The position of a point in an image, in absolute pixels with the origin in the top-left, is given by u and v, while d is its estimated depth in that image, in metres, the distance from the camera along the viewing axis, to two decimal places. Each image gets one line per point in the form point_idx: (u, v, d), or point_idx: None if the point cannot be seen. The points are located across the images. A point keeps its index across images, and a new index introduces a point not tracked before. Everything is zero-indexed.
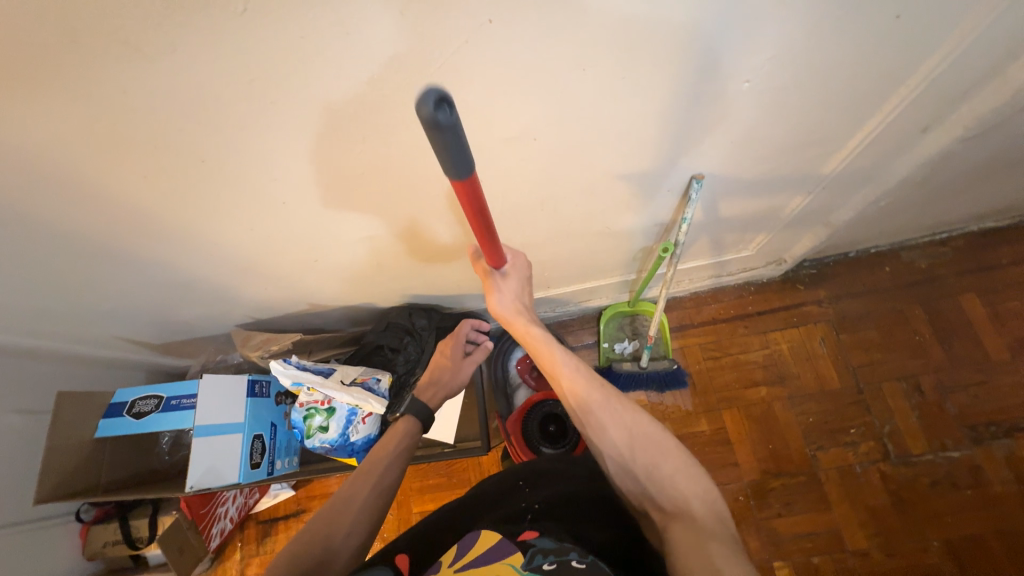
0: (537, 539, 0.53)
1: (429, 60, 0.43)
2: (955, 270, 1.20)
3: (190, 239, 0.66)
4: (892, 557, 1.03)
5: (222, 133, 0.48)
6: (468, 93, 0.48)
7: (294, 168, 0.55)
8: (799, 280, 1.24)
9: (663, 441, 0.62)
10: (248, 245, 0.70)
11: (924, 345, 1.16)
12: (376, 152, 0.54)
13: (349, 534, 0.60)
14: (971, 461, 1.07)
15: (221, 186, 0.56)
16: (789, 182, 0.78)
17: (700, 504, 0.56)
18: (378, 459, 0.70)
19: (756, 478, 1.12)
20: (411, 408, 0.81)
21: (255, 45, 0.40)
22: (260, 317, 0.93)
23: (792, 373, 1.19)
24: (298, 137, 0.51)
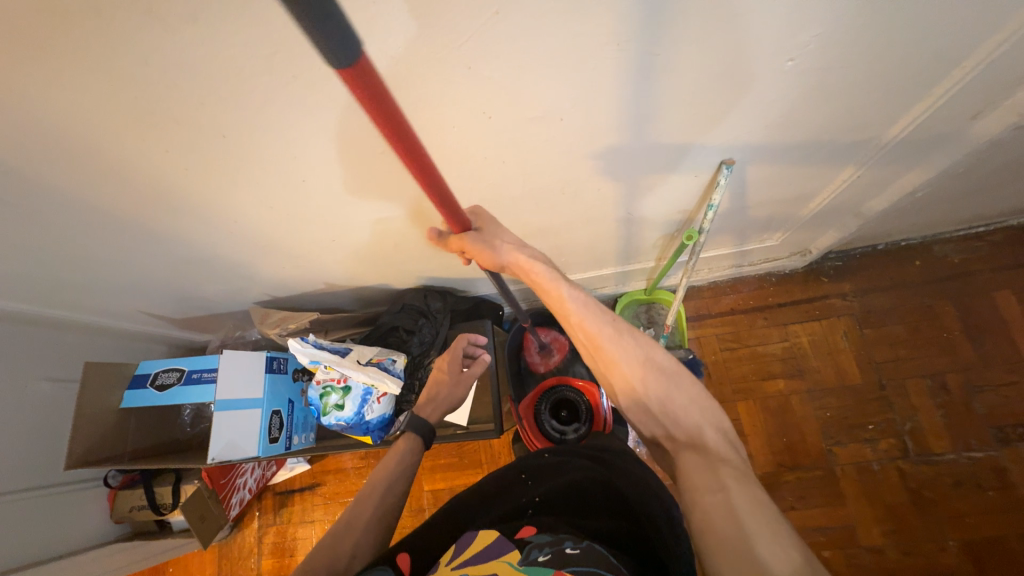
0: (534, 536, 0.54)
1: (456, 33, 0.42)
2: (990, 265, 1.15)
3: (211, 215, 0.66)
4: (908, 555, 1.02)
5: (243, 107, 0.48)
6: (493, 68, 0.46)
7: (315, 144, 0.54)
8: (823, 272, 1.20)
9: (676, 371, 0.58)
10: (268, 222, 0.70)
11: (952, 342, 1.12)
12: None
13: (352, 559, 0.60)
14: (996, 463, 1.04)
15: (242, 162, 0.56)
16: (822, 170, 0.74)
17: (712, 434, 0.55)
18: (378, 476, 0.71)
19: (769, 470, 1.11)
20: (411, 424, 0.80)
21: (278, 15, 0.38)
22: (278, 295, 0.94)
23: (811, 367, 1.16)
24: (319, 112, 0.49)
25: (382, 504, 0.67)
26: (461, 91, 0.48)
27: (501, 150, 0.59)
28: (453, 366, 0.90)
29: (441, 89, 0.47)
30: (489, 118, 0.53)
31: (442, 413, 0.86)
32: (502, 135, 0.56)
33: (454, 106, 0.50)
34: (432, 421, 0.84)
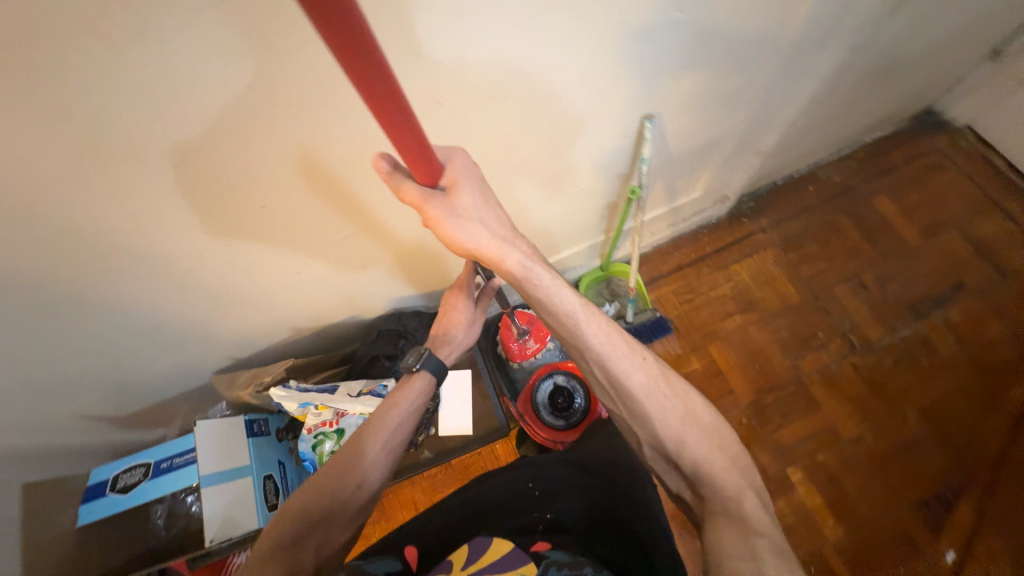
0: (550, 552, 0.63)
1: (402, 21, 0.44)
2: (863, 178, 1.37)
3: (162, 268, 0.61)
4: (881, 435, 1.14)
5: (188, 132, 0.47)
6: (433, 55, 0.49)
7: (270, 160, 0.54)
8: (742, 214, 1.36)
9: (716, 436, 0.62)
10: (222, 267, 0.66)
11: (856, 246, 1.31)
12: (354, 130, 0.54)
13: (359, 489, 0.64)
14: (920, 335, 1.22)
15: (191, 198, 0.54)
16: (723, 112, 0.86)
17: (750, 503, 0.57)
18: (394, 415, 0.72)
19: (753, 398, 1.20)
20: (426, 362, 0.77)
21: (219, 27, 0.39)
22: (241, 355, 0.88)
23: (758, 297, 1.29)
24: (268, 123, 0.49)
25: (390, 439, 0.70)
26: (411, 80, 0.51)
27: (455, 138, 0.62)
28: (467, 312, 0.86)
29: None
30: (440, 104, 0.56)
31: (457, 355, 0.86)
32: (455, 122, 0.59)
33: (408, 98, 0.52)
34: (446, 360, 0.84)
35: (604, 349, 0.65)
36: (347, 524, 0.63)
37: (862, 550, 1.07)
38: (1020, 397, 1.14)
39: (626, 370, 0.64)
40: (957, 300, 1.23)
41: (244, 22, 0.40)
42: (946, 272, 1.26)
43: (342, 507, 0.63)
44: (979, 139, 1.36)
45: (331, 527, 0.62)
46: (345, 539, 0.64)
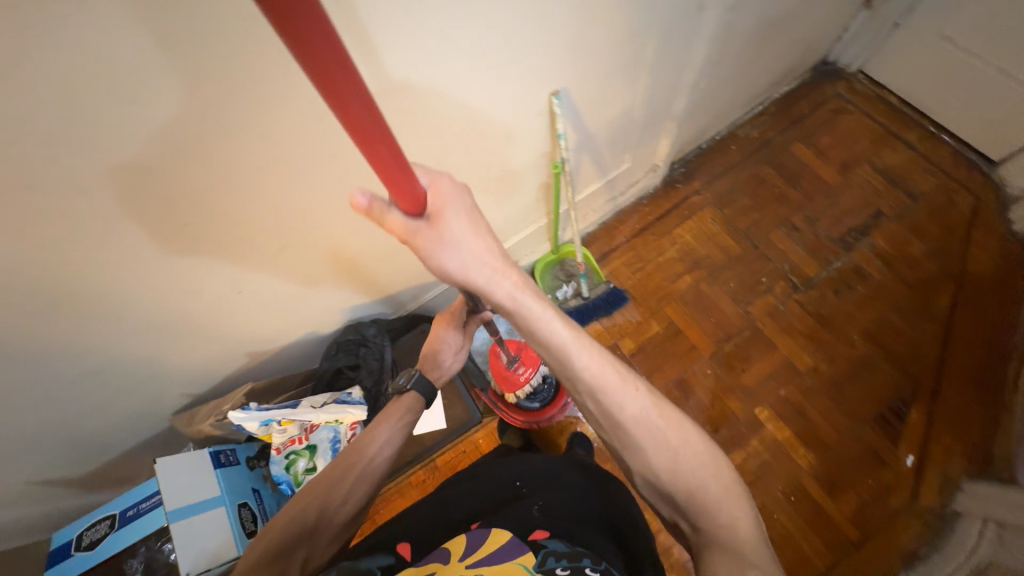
0: (548, 540, 0.59)
1: None
2: (778, 130, 1.46)
3: (92, 305, 0.61)
4: (834, 361, 1.22)
5: (115, 157, 0.48)
6: None
7: (203, 175, 0.56)
8: (675, 180, 1.44)
9: (710, 460, 0.60)
10: (173, 292, 0.67)
11: (784, 193, 1.39)
12: (262, 135, 0.56)
13: (346, 502, 0.68)
14: (853, 264, 1.30)
15: (136, 222, 0.55)
16: (626, 80, 0.91)
17: (746, 527, 0.56)
18: (383, 427, 0.75)
19: (714, 350, 1.26)
20: (416, 383, 0.80)
21: (122, 48, 0.41)
22: (199, 391, 0.87)
23: (702, 255, 1.36)
24: (192, 137, 0.51)
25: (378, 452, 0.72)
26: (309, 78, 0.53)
27: None
28: (456, 337, 0.90)
29: (290, 82, 0.52)
30: None
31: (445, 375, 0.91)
32: None
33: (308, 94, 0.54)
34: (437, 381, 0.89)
35: (597, 382, 0.64)
36: (334, 533, 0.66)
37: (835, 471, 1.13)
38: (947, 303, 1.24)
39: (622, 404, 0.63)
40: (879, 227, 1.32)
41: (145, 42, 0.41)
42: (865, 202, 1.35)
43: (327, 521, 0.65)
44: (872, 80, 1.48)
45: (315, 539, 0.64)
46: (332, 550, 0.66)
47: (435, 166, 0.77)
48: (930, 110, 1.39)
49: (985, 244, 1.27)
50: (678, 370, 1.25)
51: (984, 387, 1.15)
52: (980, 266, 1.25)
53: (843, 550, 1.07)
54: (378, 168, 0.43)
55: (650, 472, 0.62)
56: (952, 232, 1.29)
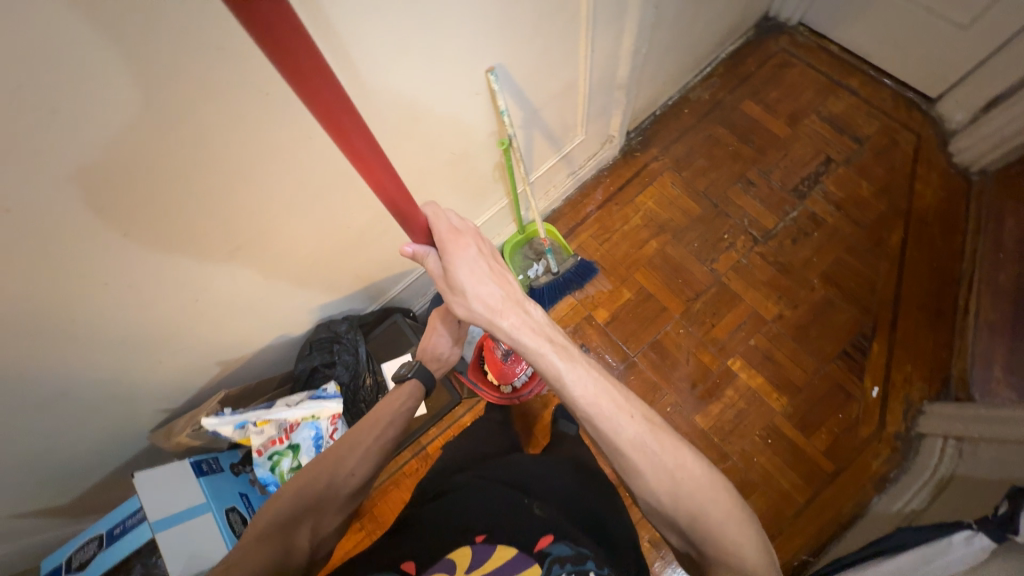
0: (552, 546, 0.65)
1: (190, 18, 0.46)
2: (728, 90, 1.48)
3: (41, 329, 0.60)
4: (797, 307, 1.27)
5: (69, 165, 0.49)
6: (242, 48, 0.51)
7: (165, 176, 0.56)
8: (633, 149, 1.46)
9: (708, 485, 0.65)
10: (142, 297, 0.67)
11: (738, 151, 1.42)
12: (192, 140, 0.55)
13: (353, 474, 0.72)
14: (808, 212, 1.34)
15: (105, 225, 0.56)
16: (564, 50, 0.92)
17: (748, 550, 0.61)
18: (388, 410, 0.81)
19: (684, 310, 1.30)
20: (418, 372, 0.88)
21: (21, 60, 0.40)
22: (173, 404, 0.87)
23: (665, 219, 1.38)
24: (145, 137, 0.52)
25: (381, 432, 0.77)
26: (230, 73, 0.52)
27: (304, 128, 0.64)
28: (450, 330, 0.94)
29: (218, 78, 0.52)
30: (270, 93, 0.57)
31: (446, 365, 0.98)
32: (297, 111, 0.61)
33: (232, 91, 0.54)
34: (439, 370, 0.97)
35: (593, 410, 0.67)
36: (339, 506, 0.70)
37: (806, 411, 1.18)
38: (898, 240, 1.29)
39: (617, 429, 0.66)
40: (830, 174, 1.37)
41: (44, 50, 0.41)
42: (815, 152, 1.39)
43: (335, 489, 0.69)
44: (812, 31, 1.51)
45: (322, 511, 0.67)
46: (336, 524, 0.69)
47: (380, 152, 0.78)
48: (869, 55, 1.43)
49: (928, 180, 1.32)
50: (652, 333, 1.28)
51: (936, 314, 1.21)
52: (926, 201, 1.31)
53: (821, 482, 1.13)
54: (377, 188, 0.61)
55: (651, 494, 0.66)
56: (898, 171, 1.34)
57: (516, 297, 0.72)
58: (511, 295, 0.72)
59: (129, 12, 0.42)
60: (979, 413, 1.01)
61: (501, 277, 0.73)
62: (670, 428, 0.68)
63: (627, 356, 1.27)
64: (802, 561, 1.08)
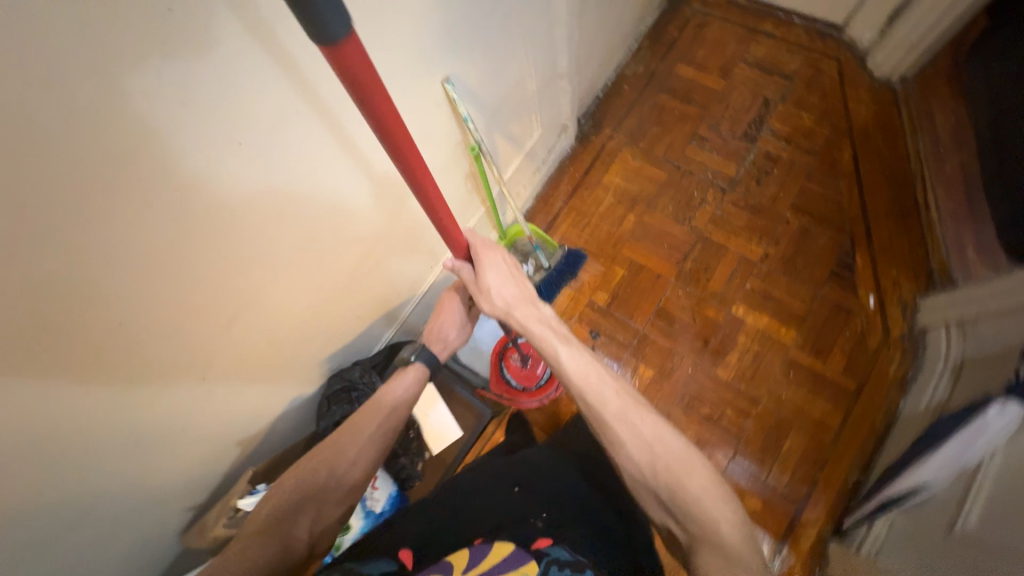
0: (550, 549, 0.64)
1: (143, 87, 0.47)
2: (659, 59, 1.55)
3: (48, 443, 0.57)
4: (779, 242, 1.32)
5: (51, 260, 0.48)
6: (193, 103, 0.52)
7: (133, 244, 0.54)
8: (587, 134, 1.49)
9: (688, 460, 0.68)
10: (126, 383, 0.62)
11: (685, 111, 1.48)
12: (166, 209, 0.56)
13: (355, 464, 0.76)
14: (764, 152, 1.41)
15: (63, 308, 0.51)
16: (506, 48, 0.93)
17: (728, 526, 0.63)
18: (389, 398, 0.82)
19: (678, 272, 1.32)
20: (420, 354, 0.86)
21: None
22: (195, 489, 0.84)
23: (636, 191, 1.42)
24: (94, 203, 0.49)
25: (382, 421, 0.80)
26: (191, 132, 0.54)
27: (270, 172, 0.66)
28: (460, 312, 0.93)
29: (181, 141, 0.53)
30: (240, 144, 0.60)
31: (451, 350, 0.93)
32: (261, 157, 0.63)
33: (198, 150, 0.55)
34: (442, 355, 0.91)
35: (584, 385, 0.73)
36: (342, 497, 0.75)
37: (815, 335, 1.22)
38: (850, 158, 1.37)
39: (603, 402, 0.72)
40: (773, 113, 1.44)
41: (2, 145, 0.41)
42: (753, 96, 1.46)
43: (334, 483, 0.75)
44: None
45: (326, 499, 0.74)
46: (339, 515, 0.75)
47: (350, 182, 0.79)
48: None
49: (860, 98, 1.42)
50: (654, 301, 1.30)
51: (903, 216, 1.28)
52: (862, 117, 1.40)
53: (848, 398, 1.16)
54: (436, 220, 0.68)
55: (632, 467, 0.69)
56: (830, 97, 1.43)
57: (531, 297, 0.83)
58: (530, 295, 0.83)
59: (79, 90, 0.43)
60: (977, 292, 1.05)
61: (521, 281, 0.84)
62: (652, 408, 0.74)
63: (637, 330, 1.28)
64: (855, 483, 1.10)
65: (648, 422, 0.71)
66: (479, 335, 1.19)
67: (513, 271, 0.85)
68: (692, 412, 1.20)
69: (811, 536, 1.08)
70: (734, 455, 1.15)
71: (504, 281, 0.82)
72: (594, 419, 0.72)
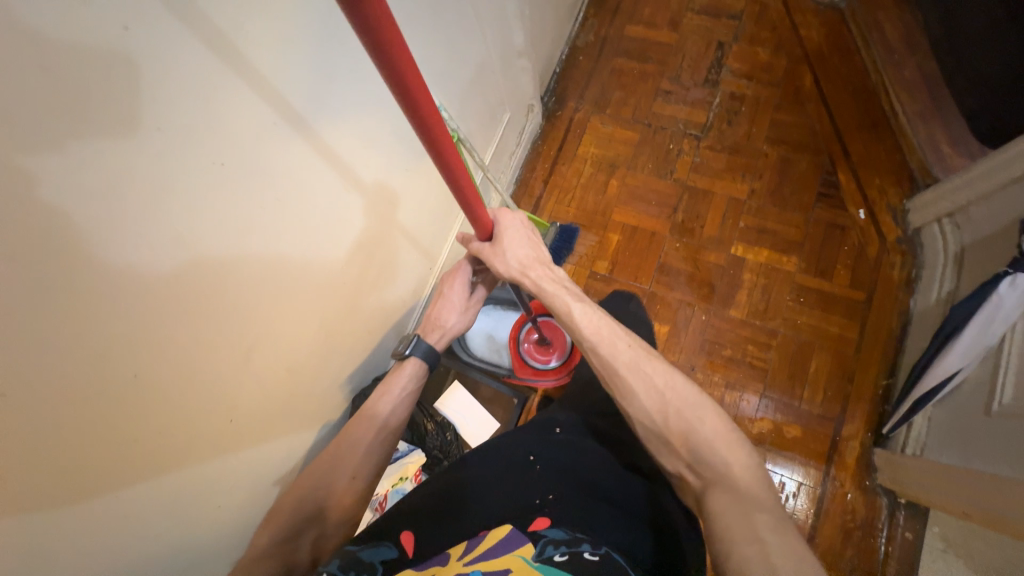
0: (547, 529, 0.60)
1: (119, 115, 0.45)
2: (608, 24, 1.55)
3: (92, 516, 0.54)
4: (762, 176, 1.33)
5: (62, 319, 0.46)
6: (167, 127, 0.50)
7: (140, 290, 0.52)
8: (553, 111, 1.49)
9: (699, 403, 0.65)
10: (159, 434, 0.60)
11: (644, 70, 1.48)
12: (164, 246, 0.53)
13: (354, 478, 0.72)
14: (728, 94, 1.42)
15: (84, 366, 0.49)
16: (462, 34, 0.93)
17: (741, 469, 0.60)
18: (390, 401, 0.79)
19: (672, 225, 1.33)
20: (417, 347, 0.83)
21: None
22: (239, 536, 0.81)
23: (613, 156, 1.42)
24: (94, 250, 0.47)
25: (383, 428, 0.77)
26: (175, 158, 0.51)
27: (258, 189, 0.64)
28: (459, 295, 0.91)
29: (165, 167, 0.50)
30: (223, 164, 0.57)
31: (448, 337, 0.90)
32: (245, 176, 0.61)
33: (184, 176, 0.53)
34: (439, 343, 0.88)
35: (595, 337, 0.73)
36: (341, 520, 0.70)
37: (817, 259, 1.24)
38: (811, 82, 1.39)
39: (615, 354, 0.71)
40: (729, 55, 1.46)
41: None
42: (706, 43, 1.48)
43: (341, 495, 0.70)
44: None
45: (325, 521, 0.69)
46: (343, 536, 0.70)
47: (338, 191, 0.78)
48: None
49: (808, 24, 1.45)
50: (654, 259, 1.30)
51: (873, 126, 1.31)
52: (816, 41, 1.43)
53: (862, 312, 1.18)
54: (459, 200, 0.68)
55: (645, 417, 0.67)
56: (779, 29, 1.46)
57: (544, 258, 0.83)
58: (544, 257, 0.83)
59: (54, 127, 0.41)
60: (956, 183, 1.08)
61: (535, 245, 0.84)
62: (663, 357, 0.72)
63: (643, 291, 1.28)
64: (886, 387, 1.12)
65: (658, 367, 0.69)
66: (490, 330, 1.18)
67: (526, 234, 0.84)
68: (715, 356, 1.21)
69: (855, 450, 1.09)
70: (763, 391, 1.16)
71: (519, 243, 0.82)
72: (602, 369, 0.71)
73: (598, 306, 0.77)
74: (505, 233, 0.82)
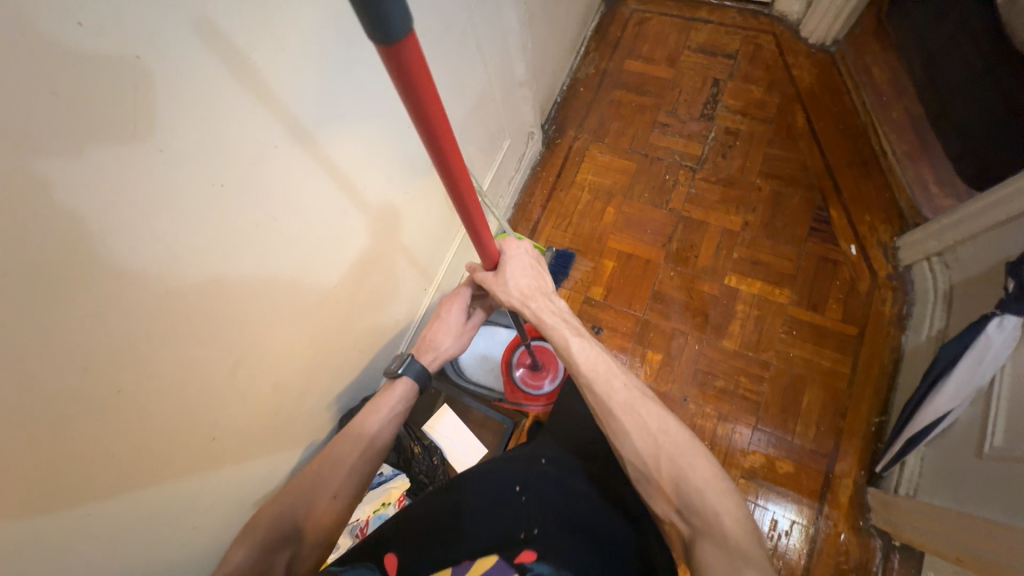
0: (533, 562, 0.57)
1: (125, 136, 0.46)
2: (608, 58, 1.61)
3: (61, 539, 0.52)
4: (755, 209, 1.36)
5: (49, 334, 0.46)
6: (169, 148, 0.51)
7: (130, 308, 0.52)
8: (553, 139, 1.53)
9: (692, 449, 0.65)
10: (138, 454, 0.59)
11: (641, 102, 1.53)
12: (157, 264, 0.53)
13: (342, 502, 0.70)
14: (723, 128, 1.46)
15: (67, 383, 0.48)
16: (464, 64, 0.96)
17: (733, 523, 0.59)
18: (372, 428, 0.76)
19: (668, 254, 1.34)
20: (409, 368, 0.82)
21: None
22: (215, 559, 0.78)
23: (610, 184, 1.44)
24: (87, 265, 0.47)
25: (361, 454, 0.74)
26: (175, 177, 0.52)
27: (257, 209, 0.64)
28: (456, 320, 0.91)
29: (164, 185, 0.51)
30: (223, 185, 0.58)
31: (442, 360, 0.90)
32: (246, 198, 0.62)
33: (184, 195, 0.54)
34: (431, 364, 0.87)
35: (592, 374, 0.71)
36: (322, 537, 0.68)
37: (809, 292, 1.25)
38: (803, 120, 1.43)
39: (611, 393, 0.69)
40: (723, 91, 1.50)
41: None
42: (702, 79, 1.53)
43: (317, 522, 0.68)
44: None
45: (305, 550, 0.67)
46: (317, 557, 0.68)
47: (337, 213, 0.79)
48: None
49: (800, 64, 1.50)
50: (648, 287, 1.31)
51: (864, 165, 1.34)
52: (807, 81, 1.48)
53: (854, 346, 1.18)
54: (471, 234, 0.68)
55: (637, 458, 0.66)
56: (772, 68, 1.51)
57: (547, 288, 0.83)
58: (547, 287, 0.83)
59: (59, 146, 0.42)
60: (941, 224, 1.11)
61: (538, 274, 0.84)
62: (662, 402, 0.71)
63: (637, 317, 1.28)
64: (878, 424, 1.11)
65: (653, 410, 0.68)
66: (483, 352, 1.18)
67: (532, 264, 0.85)
68: (708, 387, 1.20)
69: (848, 489, 1.08)
70: (756, 424, 1.15)
71: (522, 273, 0.82)
72: (597, 410, 0.70)
73: (598, 342, 0.76)
74: (509, 261, 0.83)
